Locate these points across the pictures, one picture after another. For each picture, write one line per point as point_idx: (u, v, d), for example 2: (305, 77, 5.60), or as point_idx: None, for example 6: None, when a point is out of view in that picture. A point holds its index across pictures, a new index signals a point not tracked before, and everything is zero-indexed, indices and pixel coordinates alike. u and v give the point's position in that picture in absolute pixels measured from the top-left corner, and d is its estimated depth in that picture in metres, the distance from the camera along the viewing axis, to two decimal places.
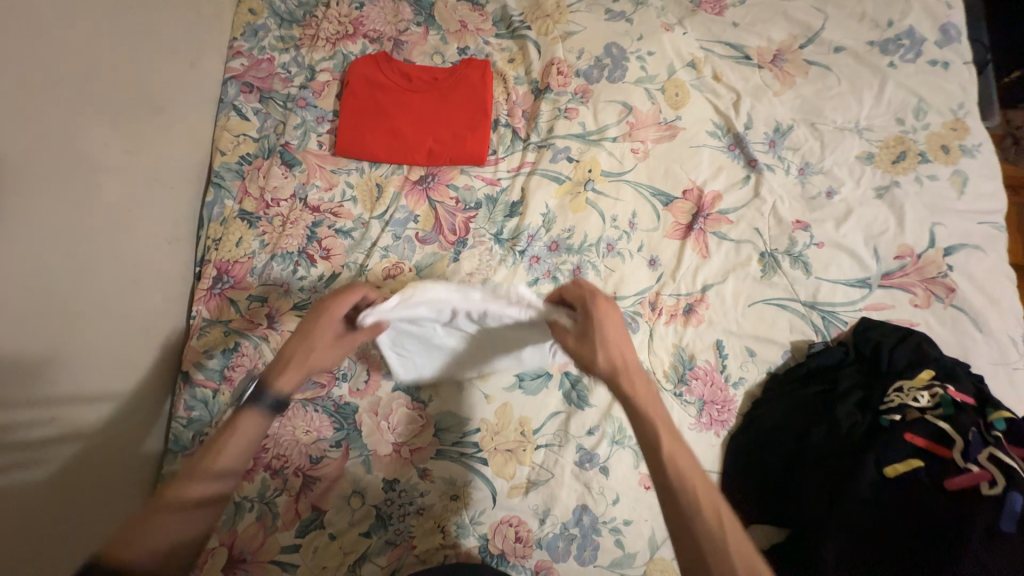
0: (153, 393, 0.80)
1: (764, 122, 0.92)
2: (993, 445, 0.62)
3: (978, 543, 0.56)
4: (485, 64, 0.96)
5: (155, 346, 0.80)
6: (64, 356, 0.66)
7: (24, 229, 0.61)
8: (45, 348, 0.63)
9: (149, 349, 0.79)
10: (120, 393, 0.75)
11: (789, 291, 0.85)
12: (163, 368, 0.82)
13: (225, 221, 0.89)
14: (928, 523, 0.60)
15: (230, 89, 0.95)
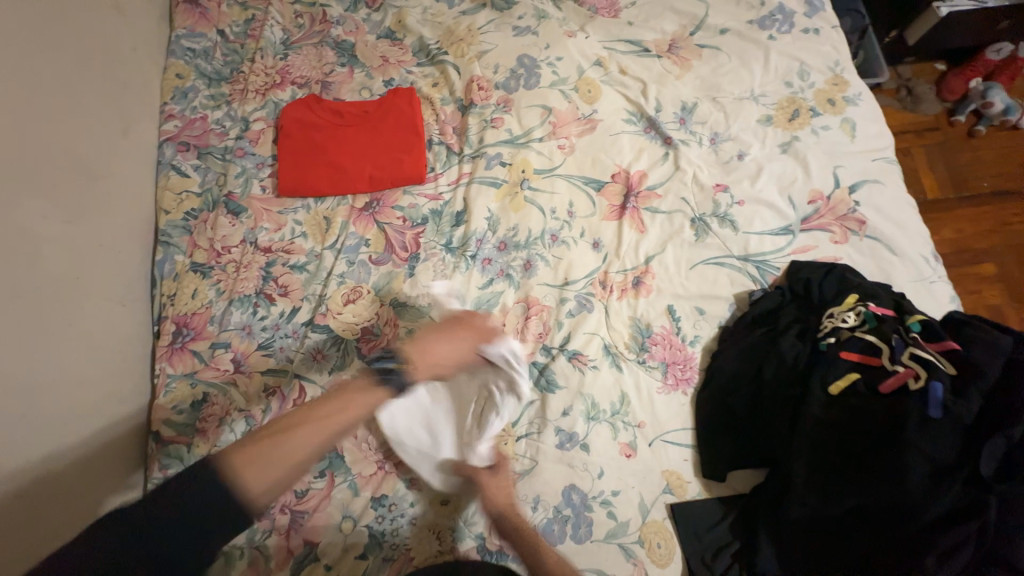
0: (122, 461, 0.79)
1: (671, 104, 1.01)
2: (912, 344, 0.71)
3: (914, 432, 0.64)
4: (410, 91, 1.03)
5: (118, 407, 0.80)
6: (20, 429, 0.65)
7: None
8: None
9: (113, 412, 0.79)
10: (78, 469, 0.72)
11: (723, 248, 0.92)
12: (131, 432, 0.81)
13: (178, 276, 0.90)
14: (872, 424, 0.68)
15: (166, 151, 0.98)
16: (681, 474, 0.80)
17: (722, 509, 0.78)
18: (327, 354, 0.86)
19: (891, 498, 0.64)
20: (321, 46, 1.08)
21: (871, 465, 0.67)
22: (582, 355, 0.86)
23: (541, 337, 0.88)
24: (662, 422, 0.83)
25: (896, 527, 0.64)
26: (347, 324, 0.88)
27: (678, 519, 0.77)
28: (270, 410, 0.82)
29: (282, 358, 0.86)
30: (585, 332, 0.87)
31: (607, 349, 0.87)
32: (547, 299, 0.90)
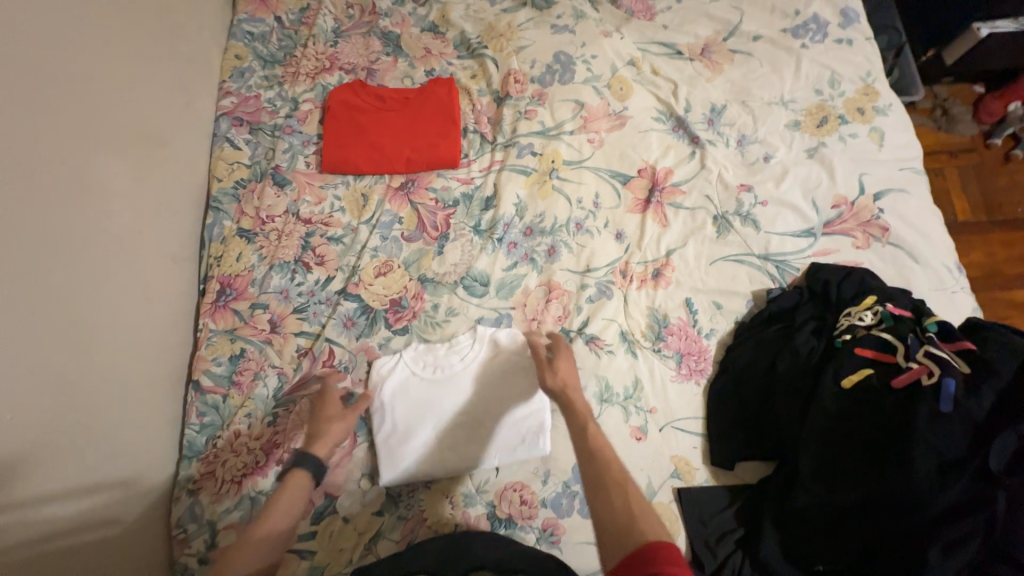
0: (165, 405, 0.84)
1: (701, 105, 1.04)
2: (927, 343, 0.73)
3: (924, 426, 0.66)
4: (450, 81, 1.08)
5: (165, 354, 0.86)
6: (85, 361, 0.72)
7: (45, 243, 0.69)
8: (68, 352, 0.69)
9: (161, 358, 0.85)
10: (128, 407, 0.78)
11: (744, 246, 0.94)
12: (175, 379, 0.87)
13: (225, 240, 0.97)
14: (881, 418, 0.70)
15: (221, 124, 1.06)
16: (690, 460, 0.82)
17: (729, 497, 0.79)
18: (357, 321, 0.91)
19: (898, 490, 0.66)
20: (368, 36, 1.15)
21: (877, 458, 0.69)
22: (600, 339, 0.89)
23: (560, 320, 0.91)
24: (674, 409, 0.85)
25: (901, 518, 0.66)
26: (377, 295, 0.93)
27: (685, 503, 0.79)
28: (301, 369, 0.88)
29: (315, 322, 0.91)
30: (603, 318, 0.90)
31: (624, 336, 0.90)
32: (568, 284, 0.94)
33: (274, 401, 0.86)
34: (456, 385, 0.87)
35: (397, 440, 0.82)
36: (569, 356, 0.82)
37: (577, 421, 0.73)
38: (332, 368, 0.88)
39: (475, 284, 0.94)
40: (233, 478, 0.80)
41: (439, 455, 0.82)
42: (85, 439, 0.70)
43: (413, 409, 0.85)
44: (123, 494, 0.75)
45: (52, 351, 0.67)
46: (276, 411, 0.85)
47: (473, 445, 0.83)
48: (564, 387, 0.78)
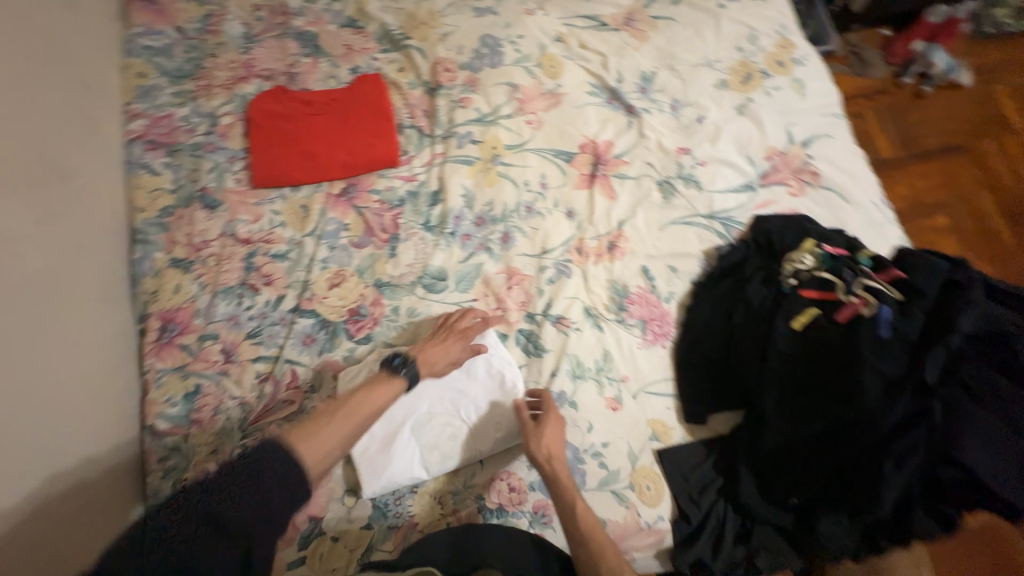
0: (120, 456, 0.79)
1: (631, 74, 1.05)
2: (863, 276, 0.78)
3: (869, 353, 0.71)
4: (377, 77, 1.04)
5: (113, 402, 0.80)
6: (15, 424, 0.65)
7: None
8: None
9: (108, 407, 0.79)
10: (74, 466, 0.72)
11: (690, 208, 0.97)
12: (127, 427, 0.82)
13: (158, 273, 0.91)
14: (830, 351, 0.75)
15: (134, 150, 0.98)
16: (665, 420, 0.85)
17: (706, 449, 0.83)
18: (316, 337, 0.88)
19: (852, 415, 0.70)
20: (283, 38, 1.09)
21: (831, 388, 0.73)
22: (565, 319, 0.90)
23: (524, 305, 0.91)
24: (645, 375, 0.87)
25: (857, 441, 0.70)
26: (333, 307, 0.90)
27: (666, 462, 0.82)
28: (264, 395, 0.84)
29: (272, 345, 0.87)
30: (566, 297, 0.91)
31: (588, 312, 0.91)
32: (527, 268, 0.94)
33: (240, 432, 0.81)
34: (430, 385, 0.85)
35: (377, 448, 0.80)
36: (558, 423, 0.79)
37: (566, 500, 0.73)
38: (297, 389, 0.84)
39: (434, 282, 0.92)
40: None
41: (421, 457, 0.81)
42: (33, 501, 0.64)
43: (389, 416, 0.83)
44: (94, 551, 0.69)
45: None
46: (244, 441, 0.80)
47: (453, 442, 0.82)
48: (549, 458, 0.76)
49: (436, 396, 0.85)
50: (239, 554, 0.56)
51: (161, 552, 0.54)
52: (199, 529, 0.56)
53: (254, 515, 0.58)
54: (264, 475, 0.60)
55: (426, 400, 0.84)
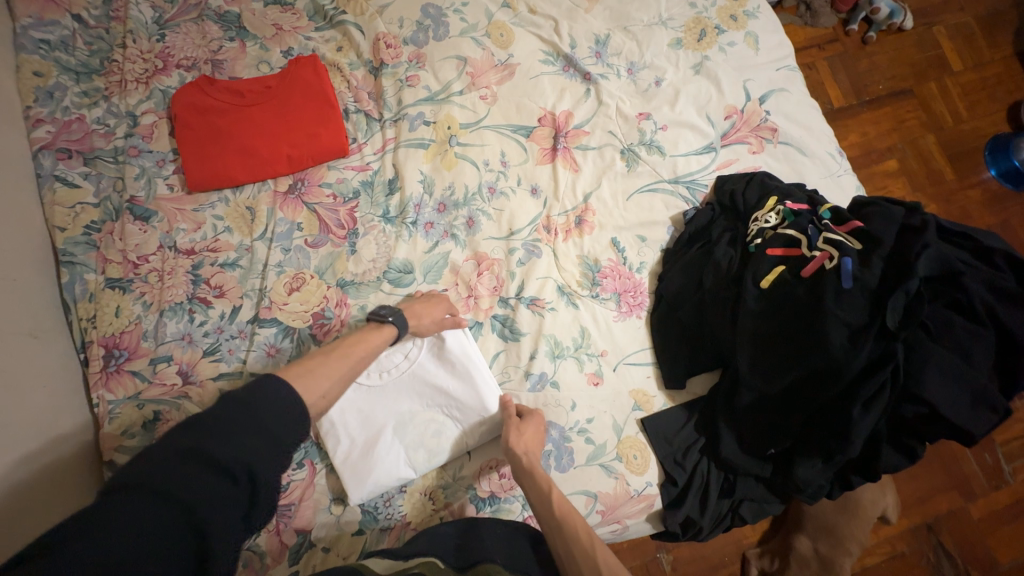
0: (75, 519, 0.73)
1: (585, 38, 1.00)
2: (825, 230, 0.79)
3: (832, 305, 0.72)
4: (314, 58, 0.96)
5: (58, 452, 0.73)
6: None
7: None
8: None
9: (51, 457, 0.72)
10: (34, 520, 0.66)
11: (655, 175, 0.95)
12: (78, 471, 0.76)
13: (94, 296, 0.83)
14: (796, 305, 0.76)
15: (43, 161, 0.87)
16: (646, 389, 0.86)
17: (687, 413, 0.85)
18: (281, 347, 0.83)
19: (821, 364, 0.72)
20: (201, 21, 0.98)
21: (800, 343, 0.74)
22: (539, 299, 0.88)
23: (496, 290, 0.89)
24: (623, 347, 0.88)
25: (827, 388, 0.72)
26: (296, 313, 0.85)
27: (650, 430, 0.83)
28: None
29: (233, 360, 0.82)
30: (538, 278, 0.89)
31: (561, 290, 0.90)
32: (495, 251, 0.91)
33: None
34: (407, 384, 0.82)
35: (358, 454, 0.78)
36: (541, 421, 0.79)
37: (542, 490, 0.73)
38: None
39: (400, 275, 0.88)
40: None
41: (406, 459, 0.79)
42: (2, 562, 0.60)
43: (367, 420, 0.80)
44: None
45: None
46: None
47: (437, 438, 0.80)
48: (526, 451, 0.75)
49: (414, 394, 0.82)
50: (240, 486, 0.52)
51: (151, 496, 0.47)
52: (188, 468, 0.50)
53: (256, 448, 0.53)
54: (255, 408, 0.55)
55: (404, 400, 0.82)
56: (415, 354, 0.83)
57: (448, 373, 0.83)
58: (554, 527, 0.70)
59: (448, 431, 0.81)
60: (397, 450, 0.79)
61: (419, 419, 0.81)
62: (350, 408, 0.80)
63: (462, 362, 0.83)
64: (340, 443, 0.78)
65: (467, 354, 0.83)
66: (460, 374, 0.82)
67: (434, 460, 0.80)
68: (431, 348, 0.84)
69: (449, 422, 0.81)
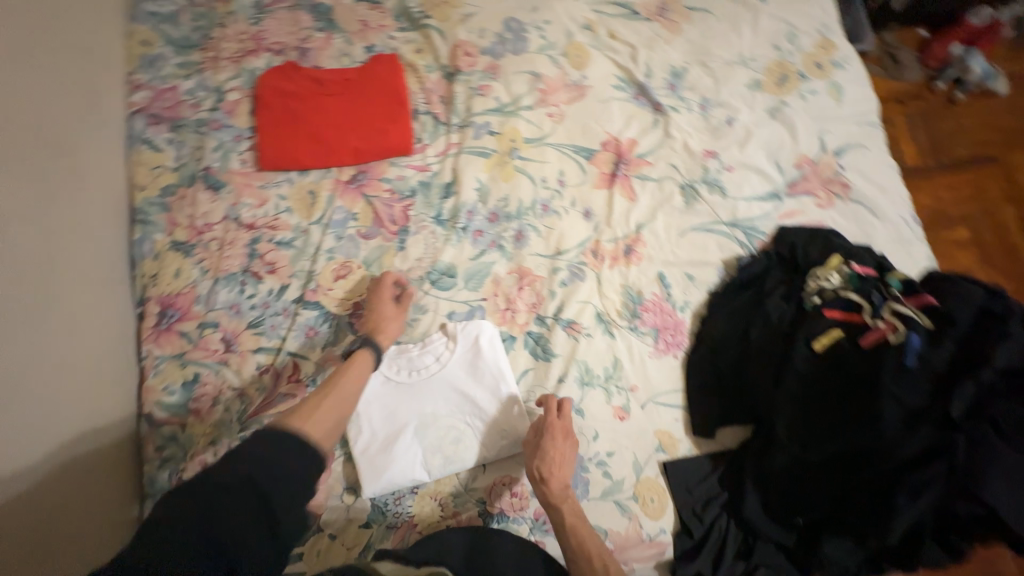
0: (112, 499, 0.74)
1: (661, 69, 1.00)
2: (892, 300, 0.75)
3: (891, 382, 0.69)
4: (393, 57, 1.00)
5: (97, 428, 0.75)
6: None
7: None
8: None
9: (95, 416, 0.75)
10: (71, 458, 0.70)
11: (712, 215, 0.93)
12: (117, 446, 0.77)
13: (159, 255, 0.88)
14: (850, 374, 0.72)
15: (136, 124, 0.94)
16: (672, 432, 0.83)
17: (712, 464, 0.81)
18: (320, 330, 0.86)
19: (866, 441, 0.69)
20: (296, 10, 1.03)
21: (845, 415, 0.71)
22: (576, 324, 0.87)
23: (535, 307, 0.89)
24: (654, 385, 0.85)
25: (871, 466, 0.69)
26: (339, 299, 0.88)
27: (671, 475, 0.80)
28: (264, 388, 0.82)
29: (274, 335, 0.85)
30: (578, 302, 0.88)
31: (600, 317, 0.88)
32: (540, 269, 0.90)
33: (238, 424, 0.80)
34: (434, 387, 0.83)
35: (377, 448, 0.79)
36: (566, 435, 0.77)
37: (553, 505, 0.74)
38: (298, 382, 0.83)
39: (442, 278, 0.89)
40: None
41: (422, 462, 0.79)
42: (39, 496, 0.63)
43: (391, 417, 0.81)
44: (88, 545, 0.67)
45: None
46: (242, 436, 0.79)
47: (455, 446, 0.80)
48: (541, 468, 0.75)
49: (439, 398, 0.83)
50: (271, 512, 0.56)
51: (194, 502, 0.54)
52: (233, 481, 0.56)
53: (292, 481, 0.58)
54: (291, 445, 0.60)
55: (429, 403, 0.83)
56: (447, 359, 0.84)
57: (476, 384, 0.83)
58: (569, 551, 0.72)
59: (467, 441, 0.81)
60: (415, 451, 0.80)
61: (440, 425, 0.82)
62: (377, 401, 0.82)
63: (494, 376, 0.83)
64: (361, 435, 0.80)
65: (499, 368, 0.84)
66: (488, 387, 0.83)
67: (448, 467, 0.79)
68: (464, 356, 0.84)
69: (469, 433, 0.81)
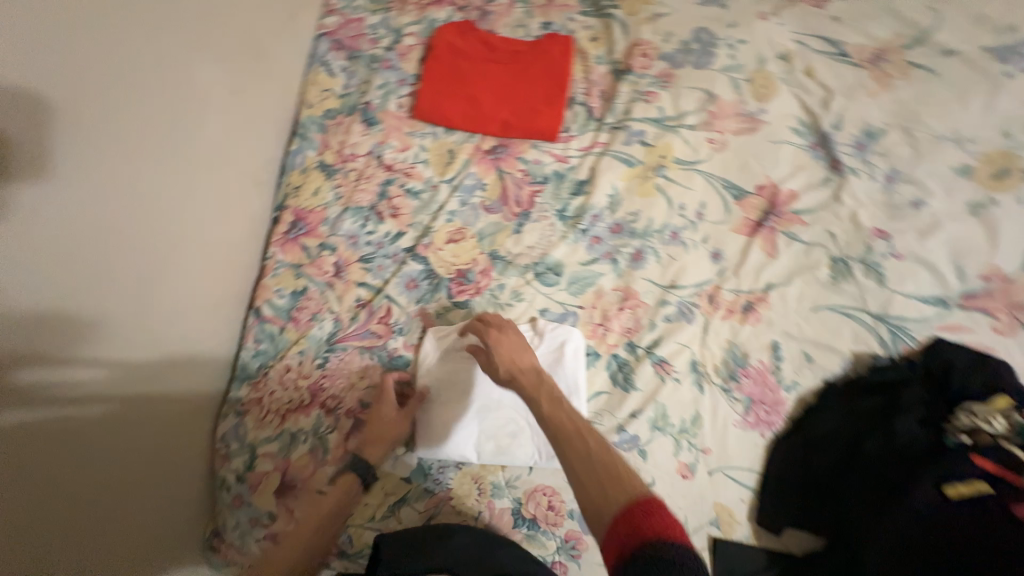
0: (210, 375, 0.83)
1: (853, 124, 0.89)
2: None
3: None
4: (568, 40, 0.99)
5: (216, 306, 0.83)
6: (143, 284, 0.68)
7: (135, 147, 0.66)
8: (110, 274, 0.63)
9: (217, 295, 0.84)
10: (191, 326, 0.78)
11: (859, 300, 0.82)
12: (224, 329, 0.85)
13: (306, 170, 0.95)
14: (988, 534, 0.59)
15: (321, 46, 1.03)
16: (734, 512, 0.76)
17: (768, 561, 0.74)
18: (419, 284, 0.88)
19: None
20: None
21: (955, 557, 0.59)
22: (668, 364, 0.82)
23: (629, 332, 0.85)
24: (730, 455, 0.78)
25: None
26: (445, 261, 0.89)
27: (719, 555, 0.74)
28: (357, 320, 0.86)
29: (378, 276, 0.89)
30: (676, 342, 0.83)
31: (694, 366, 0.82)
32: (647, 296, 0.86)
33: (326, 344, 0.85)
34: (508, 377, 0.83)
35: (441, 416, 0.81)
36: (516, 336, 0.77)
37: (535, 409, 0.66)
38: (387, 325, 0.86)
39: (548, 272, 0.88)
40: (278, 410, 0.81)
41: (477, 444, 0.79)
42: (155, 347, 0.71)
43: (461, 390, 0.83)
44: (180, 405, 0.76)
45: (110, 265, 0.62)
46: (327, 354, 0.84)
47: (512, 441, 0.80)
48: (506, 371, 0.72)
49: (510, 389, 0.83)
50: None
51: None
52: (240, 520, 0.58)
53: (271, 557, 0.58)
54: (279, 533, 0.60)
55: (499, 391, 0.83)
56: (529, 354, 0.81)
57: None
58: (591, 472, 0.55)
59: (524, 440, 0.80)
60: (473, 431, 0.80)
61: (504, 415, 0.81)
62: (452, 373, 0.83)
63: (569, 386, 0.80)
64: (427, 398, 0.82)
65: (575, 379, 0.80)
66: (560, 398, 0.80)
67: (500, 459, 0.79)
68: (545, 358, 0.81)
69: (528, 433, 0.80)
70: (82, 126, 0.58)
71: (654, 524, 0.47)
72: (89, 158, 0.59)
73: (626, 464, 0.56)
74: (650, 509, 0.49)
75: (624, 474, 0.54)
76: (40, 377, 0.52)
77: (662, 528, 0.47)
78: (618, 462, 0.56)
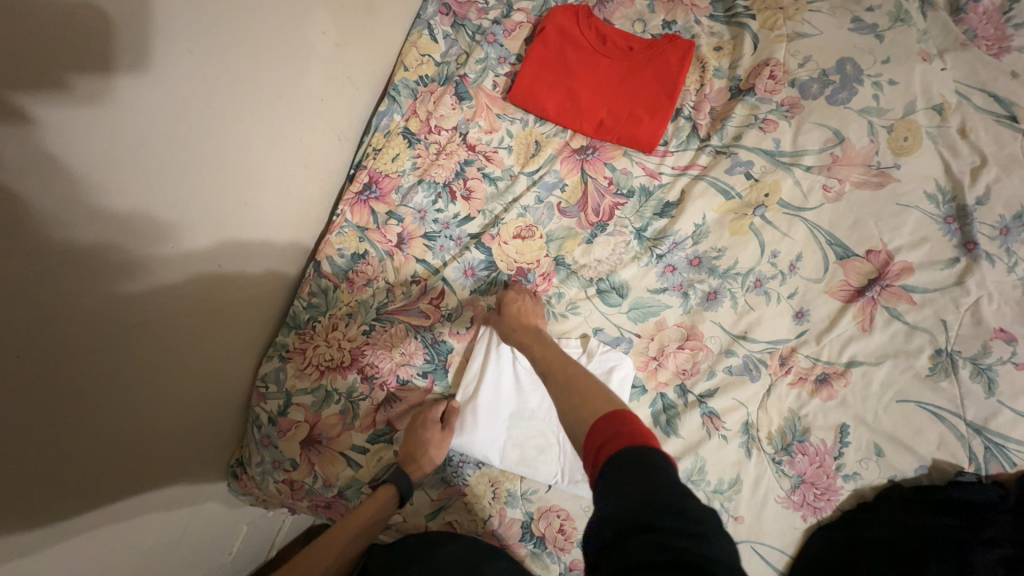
0: (264, 317, 0.83)
1: (1003, 203, 0.76)
2: None
3: None
4: (690, 45, 0.90)
5: (281, 252, 0.84)
6: (225, 220, 0.69)
7: (238, 83, 0.66)
8: (194, 195, 0.62)
9: (286, 241, 0.84)
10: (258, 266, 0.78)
11: (956, 404, 0.71)
12: (284, 274, 0.86)
13: (389, 134, 0.93)
14: None
15: (429, 8, 0.98)
16: None
17: None
18: (477, 274, 0.85)
19: None
20: None
21: None
22: (718, 419, 0.75)
23: (683, 373, 0.79)
24: (762, 531, 0.72)
25: None
26: (507, 256, 0.85)
27: None
28: (409, 296, 0.85)
29: (438, 256, 0.87)
30: (733, 399, 0.76)
31: (746, 428, 0.75)
32: (712, 340, 0.79)
33: (375, 312, 0.84)
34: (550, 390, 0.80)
35: (475, 409, 0.78)
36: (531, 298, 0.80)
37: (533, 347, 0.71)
38: (436, 308, 0.84)
39: (611, 292, 0.83)
40: (319, 366, 0.81)
41: (503, 446, 0.77)
42: (226, 280, 0.72)
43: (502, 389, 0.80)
44: (234, 339, 0.77)
45: (199, 198, 0.63)
46: (374, 323, 0.83)
47: (538, 454, 0.76)
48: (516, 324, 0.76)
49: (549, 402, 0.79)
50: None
51: None
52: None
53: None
54: None
55: (538, 400, 0.80)
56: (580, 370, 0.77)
57: None
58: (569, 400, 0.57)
59: (550, 457, 0.76)
60: (503, 433, 0.78)
61: (536, 426, 0.78)
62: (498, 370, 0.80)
63: None
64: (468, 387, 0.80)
65: None
66: None
67: (521, 467, 0.76)
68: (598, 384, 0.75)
69: (556, 451, 0.77)
70: (191, 58, 0.57)
71: (619, 428, 0.47)
72: (197, 82, 0.59)
73: (607, 391, 0.56)
74: (620, 418, 0.48)
75: (603, 396, 0.55)
76: (113, 272, 0.54)
77: (628, 430, 0.46)
78: (601, 388, 0.56)
